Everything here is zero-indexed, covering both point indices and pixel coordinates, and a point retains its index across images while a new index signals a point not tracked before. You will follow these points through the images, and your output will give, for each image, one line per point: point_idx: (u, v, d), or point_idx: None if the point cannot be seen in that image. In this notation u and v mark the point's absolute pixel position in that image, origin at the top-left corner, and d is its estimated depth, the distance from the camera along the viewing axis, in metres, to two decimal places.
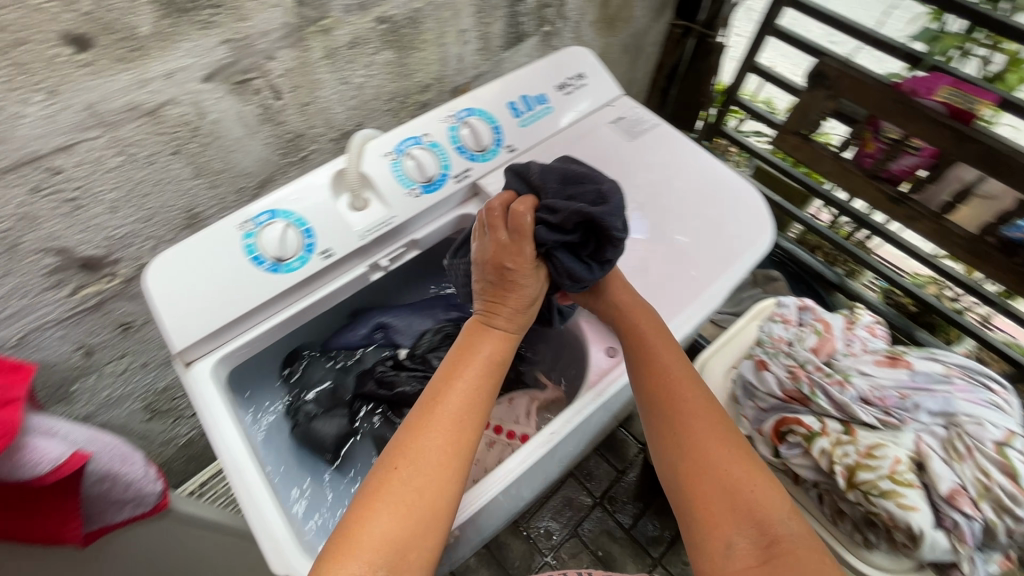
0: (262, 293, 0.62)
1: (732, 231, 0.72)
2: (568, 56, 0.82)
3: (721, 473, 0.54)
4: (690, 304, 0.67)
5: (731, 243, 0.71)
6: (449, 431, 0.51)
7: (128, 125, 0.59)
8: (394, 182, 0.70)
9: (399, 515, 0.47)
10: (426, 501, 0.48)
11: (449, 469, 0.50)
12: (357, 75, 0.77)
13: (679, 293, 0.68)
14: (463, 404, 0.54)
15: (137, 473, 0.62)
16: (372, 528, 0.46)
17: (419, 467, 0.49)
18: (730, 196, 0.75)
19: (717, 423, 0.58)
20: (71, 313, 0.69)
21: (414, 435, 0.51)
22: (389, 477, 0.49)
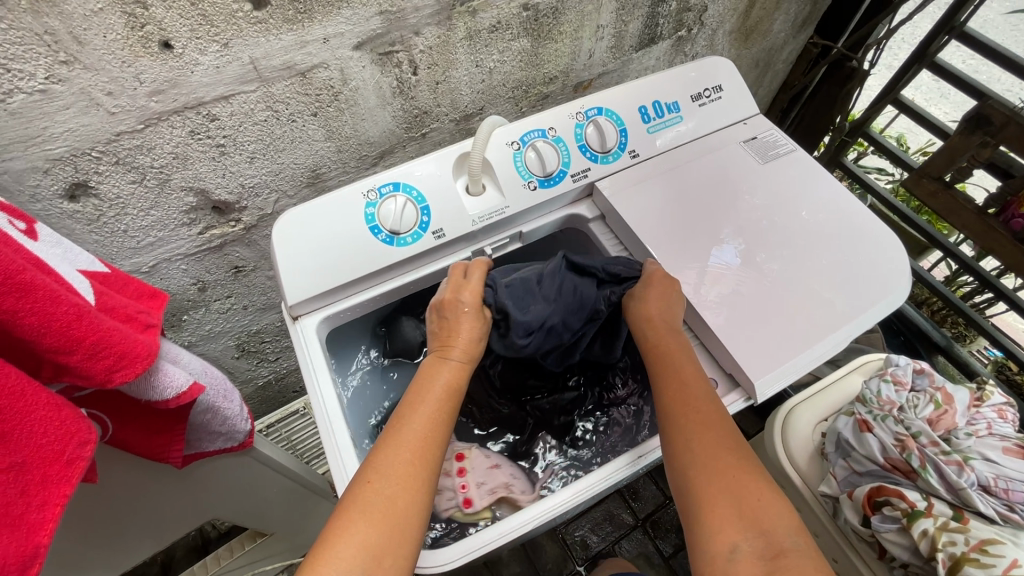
0: (375, 262, 0.64)
1: (864, 277, 0.66)
2: (708, 66, 0.78)
3: (726, 482, 0.49)
4: (809, 347, 0.61)
5: (861, 289, 0.65)
6: (415, 445, 0.51)
7: (280, 83, 0.62)
8: (513, 172, 0.69)
9: (373, 521, 0.46)
10: (395, 502, 0.48)
11: (418, 471, 0.50)
12: (490, 60, 0.77)
13: (798, 333, 0.62)
14: (428, 416, 0.54)
15: (233, 410, 0.65)
16: (349, 536, 0.46)
17: (389, 478, 0.49)
18: (866, 239, 0.69)
19: (719, 431, 0.53)
20: (197, 250, 0.74)
21: (391, 444, 0.51)
22: (363, 488, 0.48)
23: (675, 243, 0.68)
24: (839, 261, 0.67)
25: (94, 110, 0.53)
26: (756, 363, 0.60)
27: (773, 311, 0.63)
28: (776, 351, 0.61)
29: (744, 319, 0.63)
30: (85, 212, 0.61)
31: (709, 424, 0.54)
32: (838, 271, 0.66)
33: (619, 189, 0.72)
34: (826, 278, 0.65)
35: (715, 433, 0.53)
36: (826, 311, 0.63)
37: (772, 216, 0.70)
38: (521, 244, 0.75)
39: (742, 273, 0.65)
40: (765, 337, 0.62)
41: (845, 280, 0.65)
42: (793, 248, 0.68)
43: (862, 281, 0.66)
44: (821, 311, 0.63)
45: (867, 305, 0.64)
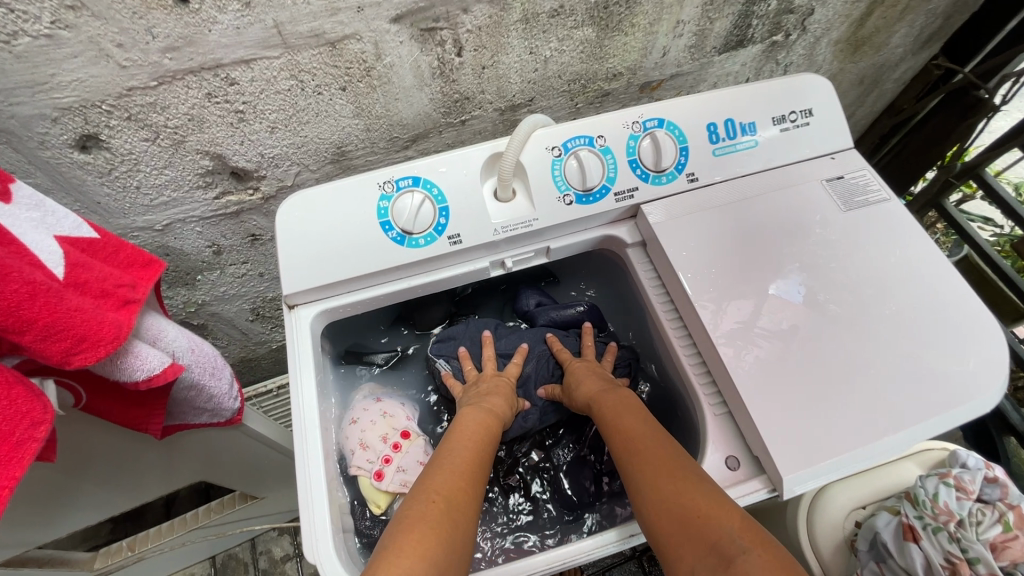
0: (380, 261, 0.59)
1: (949, 369, 0.54)
2: (802, 84, 0.66)
3: (670, 496, 0.48)
4: (863, 446, 0.50)
5: (942, 382, 0.53)
6: (460, 468, 0.52)
7: (307, 52, 0.56)
8: (549, 181, 0.61)
9: (438, 535, 0.45)
10: (455, 522, 0.47)
11: (467, 496, 0.50)
12: (547, 48, 0.68)
13: (852, 427, 0.51)
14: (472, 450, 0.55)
15: (220, 389, 0.63)
16: (420, 543, 0.43)
17: (445, 497, 0.48)
18: (959, 322, 0.56)
19: (666, 454, 0.52)
20: (213, 214, 0.72)
21: (442, 469, 0.52)
22: (427, 506, 0.47)
23: (721, 290, 0.58)
24: (920, 344, 0.55)
25: (104, 61, 0.49)
26: (792, 454, 0.50)
27: (826, 392, 0.52)
28: (819, 444, 0.50)
29: (787, 397, 0.52)
30: (97, 165, 0.58)
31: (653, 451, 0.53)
32: (917, 357, 0.54)
33: (667, 217, 0.62)
34: (900, 364, 0.54)
35: (657, 459, 0.51)
36: (894, 405, 0.52)
37: (845, 276, 0.59)
38: (547, 260, 0.68)
39: (794, 338, 0.55)
40: (809, 423, 0.51)
41: (925, 370, 0.54)
42: (863, 319, 0.56)
43: (946, 374, 0.54)
44: (888, 404, 0.52)
45: (948, 405, 0.52)
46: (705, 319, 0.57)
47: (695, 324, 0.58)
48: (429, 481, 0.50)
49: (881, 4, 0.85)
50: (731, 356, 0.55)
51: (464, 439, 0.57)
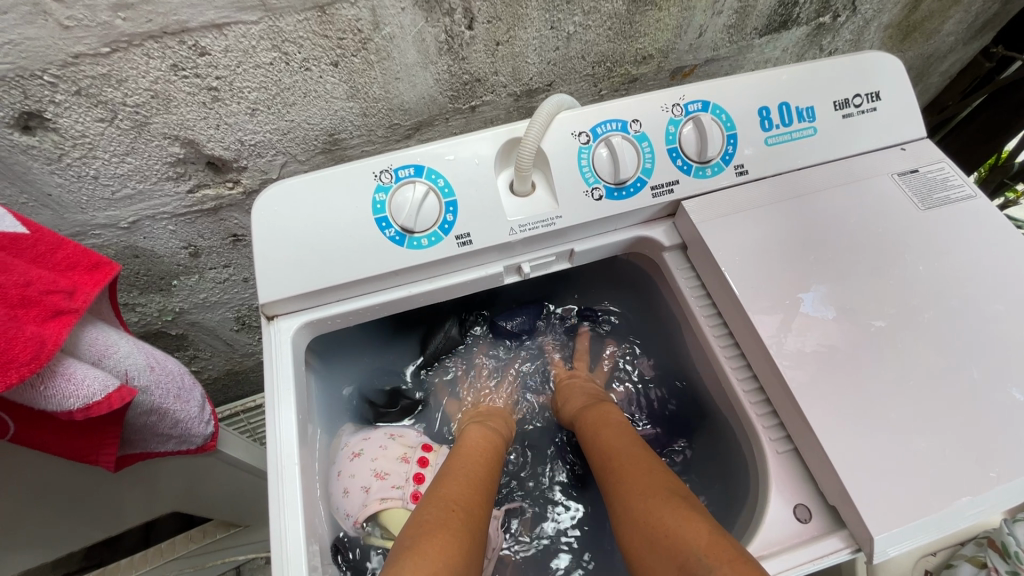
0: (376, 264, 0.50)
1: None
2: (866, 63, 0.57)
3: (642, 515, 0.44)
4: (972, 497, 0.40)
5: None
6: (470, 487, 0.49)
7: (291, 17, 0.47)
8: (575, 173, 0.52)
9: (459, 540, 0.42)
10: (473, 533, 0.44)
11: (482, 512, 0.48)
12: (571, 23, 0.59)
13: (957, 472, 0.41)
14: (482, 469, 0.53)
15: (187, 413, 0.54)
16: (441, 544, 0.41)
17: (460, 514, 0.45)
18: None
19: (642, 471, 0.48)
20: (187, 211, 0.63)
21: (452, 481, 0.49)
22: (447, 514, 0.45)
23: (783, 302, 0.48)
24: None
25: (42, 20, 0.41)
26: (884, 508, 0.40)
27: (920, 428, 0.42)
28: (918, 494, 0.40)
29: (872, 434, 0.42)
30: (44, 149, 0.50)
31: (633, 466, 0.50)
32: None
33: (713, 215, 0.53)
34: (1010, 394, 0.44)
35: (634, 478, 0.48)
36: (1006, 446, 0.42)
37: (931, 286, 0.49)
38: (569, 265, 0.59)
39: (872, 361, 0.46)
40: (901, 467, 0.41)
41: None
42: (958, 338, 0.47)
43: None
44: (998, 444, 0.42)
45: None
46: (765, 336, 0.47)
47: (750, 342, 0.49)
48: (444, 490, 0.48)
49: None
50: (799, 383, 0.45)
51: (473, 455, 0.54)
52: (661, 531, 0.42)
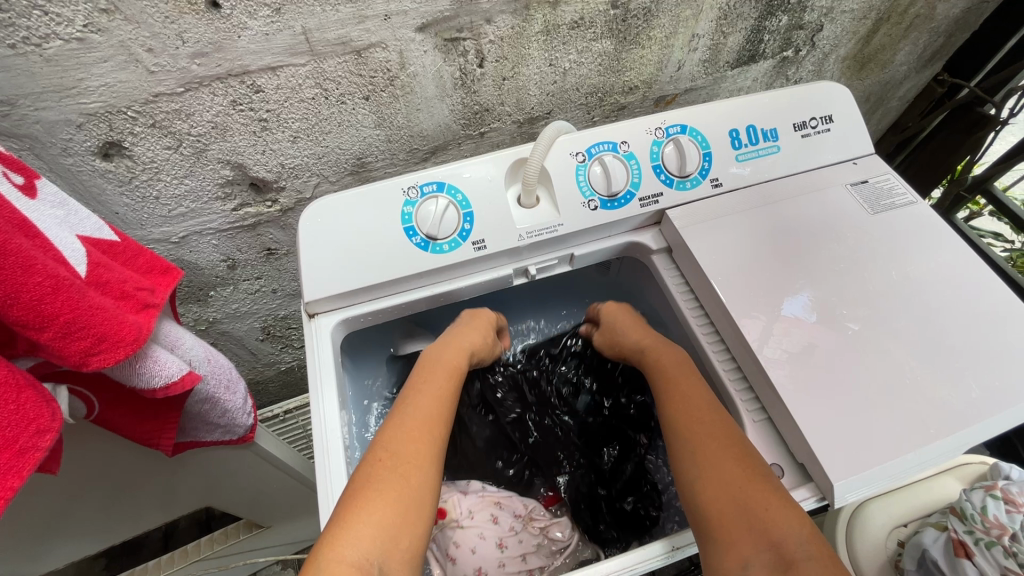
0: (404, 267, 0.57)
1: (994, 368, 0.52)
2: (820, 91, 0.67)
3: (728, 479, 0.46)
4: (915, 449, 0.48)
5: (986, 384, 0.51)
6: (422, 428, 0.50)
7: (333, 60, 0.56)
8: (573, 187, 0.60)
9: (391, 501, 0.44)
10: (407, 481, 0.46)
11: (426, 459, 0.49)
12: (567, 60, 0.69)
13: (898, 431, 0.49)
14: (438, 401, 0.54)
15: (235, 404, 0.60)
16: (366, 513, 0.43)
17: (399, 458, 0.47)
18: (999, 323, 0.55)
19: (726, 438, 0.49)
20: (230, 227, 0.71)
21: (395, 422, 0.51)
22: (377, 468, 0.46)
23: (754, 293, 0.56)
24: (963, 344, 0.53)
25: (133, 66, 0.49)
26: (841, 460, 0.48)
27: (870, 393, 0.50)
28: (869, 447, 0.48)
29: (827, 401, 0.50)
30: (118, 173, 0.58)
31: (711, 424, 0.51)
32: (963, 358, 0.52)
33: (692, 221, 0.62)
34: (947, 364, 0.52)
35: (720, 442, 0.49)
36: (941, 407, 0.50)
37: (880, 277, 0.58)
38: (570, 268, 0.67)
39: (830, 344, 0.53)
40: (851, 428, 0.49)
41: (971, 370, 0.52)
42: (903, 320, 0.55)
43: (994, 375, 0.52)
44: (937, 404, 0.50)
45: (1002, 405, 0.50)
46: (739, 324, 0.55)
47: (728, 328, 0.57)
48: (383, 438, 0.49)
49: (887, 21, 0.87)
50: (768, 360, 0.53)
51: (427, 393, 0.54)
52: (756, 508, 0.44)
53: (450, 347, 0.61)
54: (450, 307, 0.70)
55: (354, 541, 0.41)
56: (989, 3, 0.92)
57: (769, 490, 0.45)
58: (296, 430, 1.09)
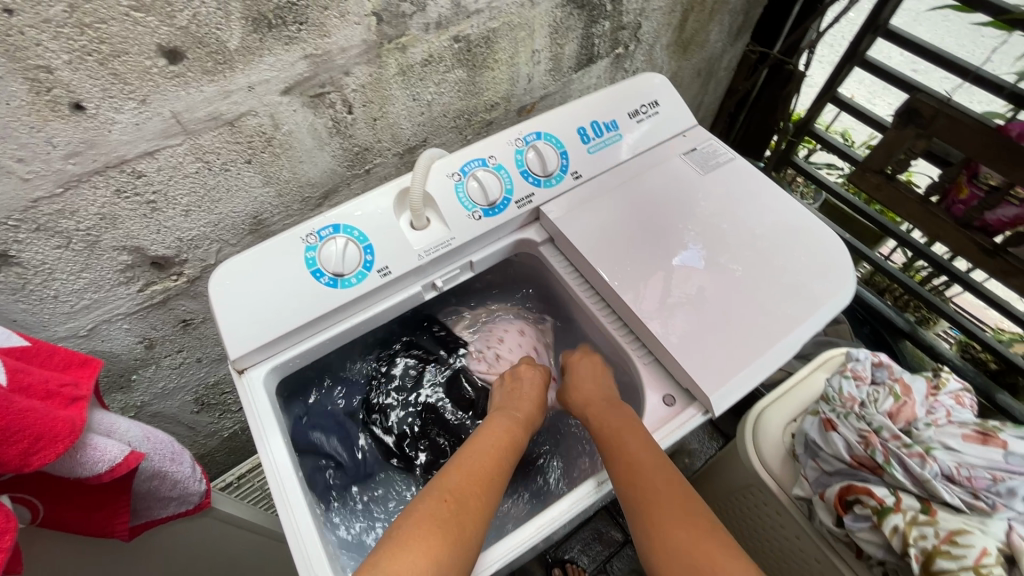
0: (319, 307, 0.62)
1: (810, 278, 0.66)
2: (644, 82, 0.79)
3: (682, 545, 0.51)
4: (762, 356, 0.61)
5: (805, 291, 0.65)
6: (474, 482, 0.56)
7: (207, 134, 0.60)
8: (456, 203, 0.68)
9: (443, 539, 0.49)
10: (463, 524, 0.52)
11: (478, 511, 0.54)
12: (428, 93, 0.77)
13: (747, 343, 0.61)
14: (493, 460, 0.59)
15: (184, 473, 0.62)
16: (418, 544, 0.48)
17: (459, 509, 0.52)
18: (809, 241, 0.69)
19: (676, 497, 0.55)
20: (140, 308, 0.72)
21: (453, 472, 0.56)
22: (440, 506, 0.52)
23: (625, 261, 0.67)
24: (785, 266, 0.67)
25: (6, 178, 0.51)
26: (711, 376, 0.59)
27: (724, 320, 0.63)
28: (730, 361, 0.60)
29: (691, 333, 0.62)
30: (9, 282, 0.58)
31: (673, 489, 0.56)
32: (787, 277, 0.66)
33: (563, 212, 0.72)
34: (775, 284, 0.66)
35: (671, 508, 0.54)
36: (775, 317, 0.63)
37: (718, 225, 0.70)
38: (472, 273, 0.75)
39: (686, 288, 0.65)
40: (713, 350, 0.61)
41: (793, 285, 0.66)
42: (739, 255, 0.68)
43: (810, 283, 0.66)
44: (773, 317, 0.63)
45: (818, 306, 0.64)
46: (617, 288, 0.66)
47: (610, 294, 0.67)
48: (442, 483, 0.55)
49: (692, 10, 1.03)
50: (644, 314, 0.64)
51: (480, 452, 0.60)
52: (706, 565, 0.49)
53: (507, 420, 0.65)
54: (374, 334, 0.76)
55: (406, 563, 0.47)
56: None
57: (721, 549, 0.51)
58: (254, 490, 1.09)
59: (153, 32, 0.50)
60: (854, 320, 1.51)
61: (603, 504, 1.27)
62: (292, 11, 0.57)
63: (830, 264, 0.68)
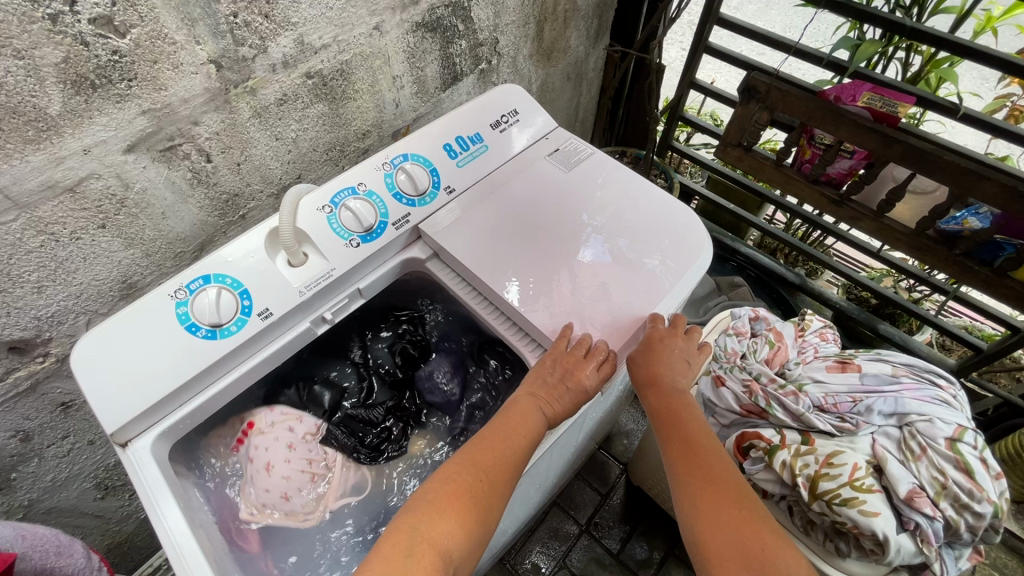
0: (199, 361, 0.61)
1: (672, 249, 0.72)
2: (501, 96, 0.84)
3: (731, 526, 0.56)
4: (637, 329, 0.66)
5: (668, 262, 0.71)
6: (512, 469, 0.58)
7: (46, 205, 0.58)
8: (331, 234, 0.69)
9: (480, 518, 0.54)
10: (491, 507, 0.55)
11: (510, 484, 0.57)
12: (290, 130, 0.77)
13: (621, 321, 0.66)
14: (528, 447, 0.60)
15: (76, 565, 0.58)
16: (455, 521, 0.53)
17: (498, 486, 0.56)
18: (667, 216, 0.76)
19: (733, 488, 0.60)
20: (3, 399, 0.67)
21: (485, 451, 0.58)
22: (475, 483, 0.55)
23: (509, 265, 0.70)
24: (650, 243, 0.73)
25: None
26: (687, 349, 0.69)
27: (604, 300, 0.68)
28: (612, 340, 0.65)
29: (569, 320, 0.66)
30: None
31: (726, 475, 0.60)
32: (653, 253, 0.72)
33: (442, 227, 0.74)
34: (643, 260, 0.71)
35: (727, 495, 0.59)
36: (644, 291, 0.69)
37: (586, 215, 0.75)
38: (365, 300, 0.75)
39: (563, 278, 0.69)
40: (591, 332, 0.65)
41: (659, 259, 0.71)
42: (607, 240, 0.73)
43: (672, 254, 0.72)
44: (648, 288, 0.69)
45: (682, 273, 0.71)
46: (505, 293, 0.68)
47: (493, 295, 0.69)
48: (480, 459, 0.57)
49: (546, 20, 1.10)
50: (526, 308, 0.67)
51: (521, 435, 0.60)
52: (756, 546, 0.54)
53: (559, 401, 0.63)
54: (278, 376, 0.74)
55: (444, 533, 0.52)
56: None
57: (773, 533, 0.56)
58: None
59: None
60: (751, 281, 1.61)
61: (553, 500, 1.30)
62: (117, 69, 0.55)
63: (687, 234, 0.74)
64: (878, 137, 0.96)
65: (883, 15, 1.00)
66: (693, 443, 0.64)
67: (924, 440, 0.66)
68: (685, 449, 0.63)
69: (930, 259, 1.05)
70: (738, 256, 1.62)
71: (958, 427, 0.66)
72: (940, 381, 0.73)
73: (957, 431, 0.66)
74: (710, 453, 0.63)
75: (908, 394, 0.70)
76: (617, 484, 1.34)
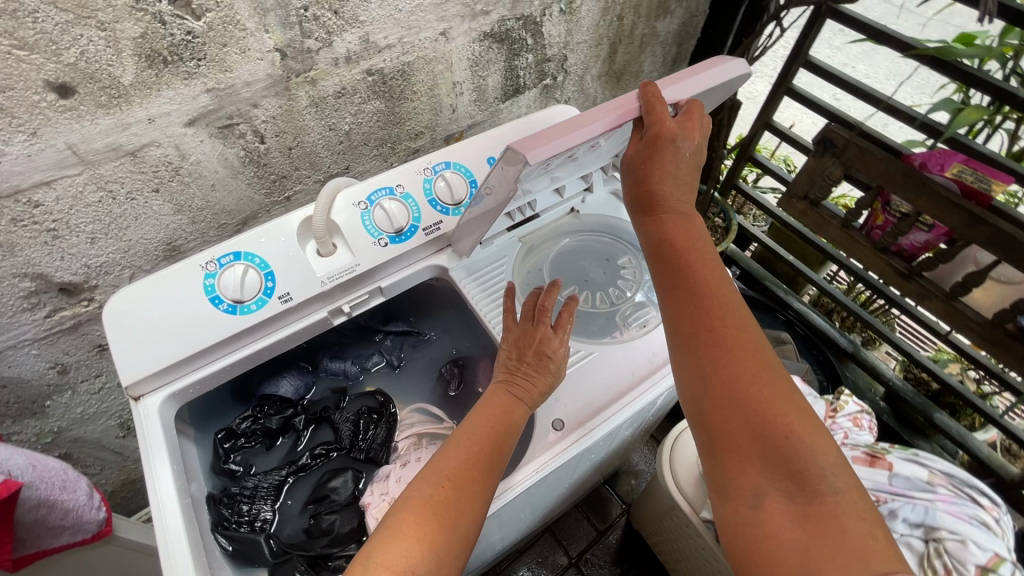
0: (217, 333, 0.63)
1: None
2: (556, 115, 0.82)
3: (746, 407, 0.50)
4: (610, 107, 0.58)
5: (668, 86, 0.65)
6: (467, 454, 0.55)
7: (108, 164, 0.62)
8: (362, 231, 0.70)
9: (441, 525, 0.50)
10: (458, 510, 0.51)
11: (479, 487, 0.54)
12: (344, 123, 0.79)
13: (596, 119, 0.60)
14: (485, 434, 0.58)
15: (78, 501, 0.62)
16: (407, 539, 0.48)
17: (461, 487, 0.53)
18: None
19: (744, 358, 0.52)
20: (48, 333, 0.72)
21: (443, 457, 0.55)
22: (437, 494, 0.52)
23: None
24: None
25: None
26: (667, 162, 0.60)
27: None
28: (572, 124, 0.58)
29: None
30: None
31: (744, 345, 0.52)
32: None
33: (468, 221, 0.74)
34: None
35: (740, 362, 0.52)
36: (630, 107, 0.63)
37: None
38: (385, 298, 0.76)
39: None
40: None
41: None
42: None
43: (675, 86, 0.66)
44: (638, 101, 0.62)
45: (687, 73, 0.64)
46: None
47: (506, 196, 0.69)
48: (436, 466, 0.54)
49: (621, 42, 1.07)
50: None
51: (484, 425, 0.58)
52: (776, 431, 0.48)
53: (540, 370, 0.63)
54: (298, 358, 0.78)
55: (401, 554, 0.47)
56: (697, 16, 1.16)
57: (790, 411, 0.49)
58: None
59: (39, 69, 0.51)
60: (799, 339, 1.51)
61: (547, 525, 1.27)
62: (188, 49, 0.59)
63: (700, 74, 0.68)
64: (962, 212, 0.87)
65: (995, 81, 0.91)
66: (699, 301, 0.55)
67: (950, 561, 0.59)
68: (690, 307, 0.55)
69: (1004, 355, 0.94)
70: (789, 310, 1.53)
71: (994, 556, 0.58)
72: (982, 500, 0.65)
73: (992, 560, 0.58)
74: (721, 308, 0.54)
75: (941, 506, 0.63)
76: (616, 524, 1.29)
